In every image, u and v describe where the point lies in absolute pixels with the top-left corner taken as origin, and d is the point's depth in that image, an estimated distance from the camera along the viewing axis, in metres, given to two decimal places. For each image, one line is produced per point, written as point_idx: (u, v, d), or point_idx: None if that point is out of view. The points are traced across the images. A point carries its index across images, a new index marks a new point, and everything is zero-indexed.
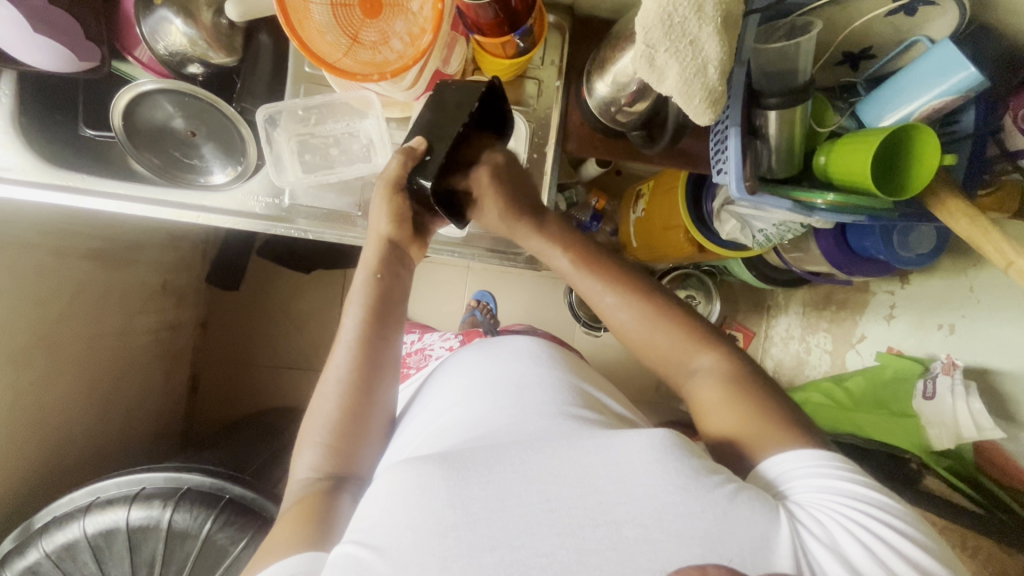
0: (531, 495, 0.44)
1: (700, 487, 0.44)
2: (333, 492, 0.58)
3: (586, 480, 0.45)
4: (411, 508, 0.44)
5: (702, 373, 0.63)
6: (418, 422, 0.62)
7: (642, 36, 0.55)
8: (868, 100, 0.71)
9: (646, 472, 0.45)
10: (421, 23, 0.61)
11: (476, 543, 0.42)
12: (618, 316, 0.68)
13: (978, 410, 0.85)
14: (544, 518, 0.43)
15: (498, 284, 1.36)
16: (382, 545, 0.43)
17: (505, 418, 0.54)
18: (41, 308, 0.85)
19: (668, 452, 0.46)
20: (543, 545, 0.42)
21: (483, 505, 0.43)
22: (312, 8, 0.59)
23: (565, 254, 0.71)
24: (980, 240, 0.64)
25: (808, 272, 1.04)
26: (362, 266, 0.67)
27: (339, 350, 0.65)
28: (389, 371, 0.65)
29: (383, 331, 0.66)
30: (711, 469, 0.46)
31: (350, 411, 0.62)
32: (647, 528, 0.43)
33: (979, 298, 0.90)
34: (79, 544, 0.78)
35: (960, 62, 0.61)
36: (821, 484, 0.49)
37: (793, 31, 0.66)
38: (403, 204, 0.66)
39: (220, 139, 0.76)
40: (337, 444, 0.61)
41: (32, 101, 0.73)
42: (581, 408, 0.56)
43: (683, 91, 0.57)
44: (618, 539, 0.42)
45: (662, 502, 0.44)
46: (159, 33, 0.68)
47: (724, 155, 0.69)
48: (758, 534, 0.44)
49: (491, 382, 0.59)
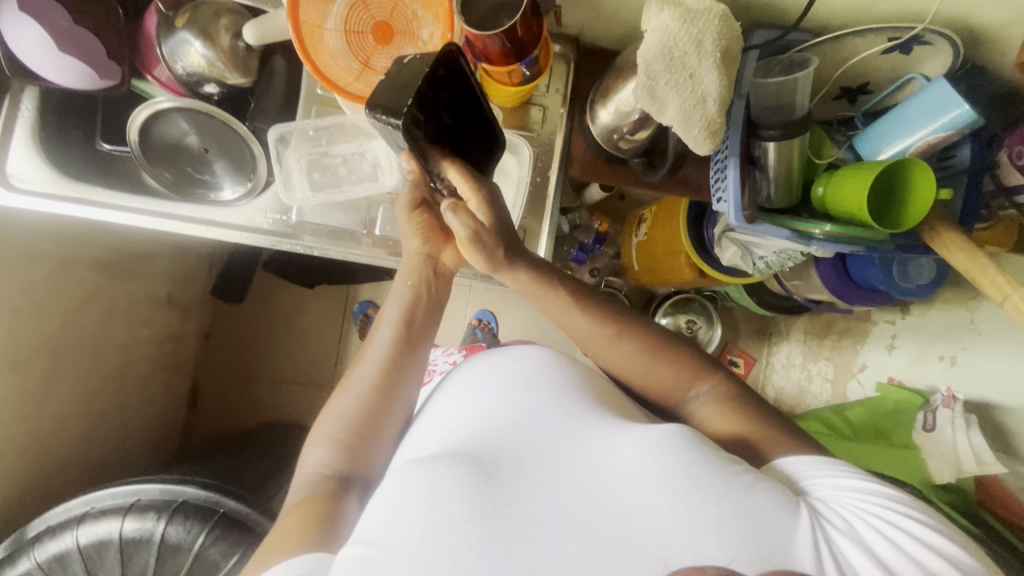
0: (543, 492, 0.46)
1: (713, 477, 0.45)
2: (339, 494, 0.57)
3: (597, 477, 0.47)
4: (418, 505, 0.46)
5: (702, 399, 0.63)
6: (425, 424, 0.61)
7: (642, 69, 0.56)
8: (862, 134, 0.73)
9: (657, 463, 0.47)
10: (431, 51, 0.63)
11: (486, 536, 0.43)
12: (619, 354, 0.66)
13: (979, 444, 0.84)
14: (553, 513, 0.45)
15: (501, 303, 1.37)
16: (389, 543, 0.44)
17: (523, 414, 0.54)
18: (47, 316, 0.86)
19: (680, 445, 0.48)
20: (555, 538, 0.43)
21: (492, 500, 0.45)
22: (326, 35, 0.62)
23: (555, 290, 0.67)
24: (976, 273, 0.64)
25: (808, 299, 1.05)
26: (400, 276, 0.68)
27: (372, 349, 0.66)
28: (414, 370, 0.66)
29: (419, 339, 0.67)
30: (731, 462, 0.48)
31: (376, 408, 0.62)
32: (660, 517, 0.44)
33: (980, 330, 0.90)
34: (70, 555, 0.78)
35: (955, 101, 0.62)
36: (828, 478, 0.50)
37: (791, 67, 0.68)
38: (427, 219, 0.67)
39: (232, 156, 0.78)
40: (351, 442, 0.61)
41: (53, 117, 0.75)
42: (596, 407, 0.56)
43: (682, 121, 0.59)
44: (630, 530, 0.43)
45: (672, 492, 0.45)
46: (178, 54, 0.70)
47: (723, 184, 0.70)
48: (769, 526, 0.44)
49: (498, 381, 0.60)
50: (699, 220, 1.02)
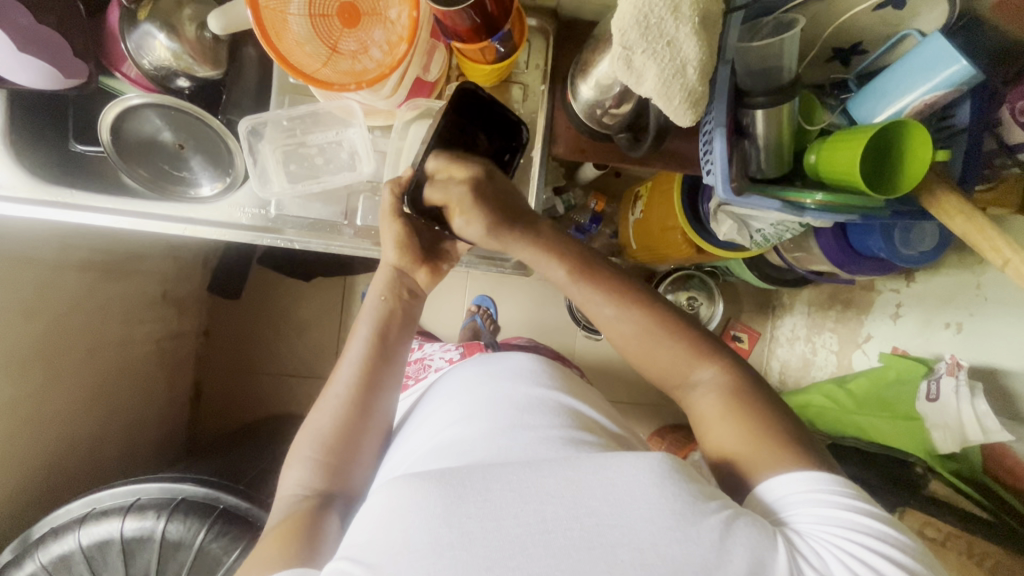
0: (527, 515, 0.43)
1: (697, 514, 0.43)
2: (320, 509, 0.58)
3: (581, 501, 0.43)
4: (405, 523, 0.43)
5: (705, 385, 0.61)
6: (415, 438, 0.62)
7: (617, 38, 0.54)
8: (857, 97, 0.70)
9: (644, 494, 0.44)
10: (399, 31, 0.61)
11: (472, 563, 0.41)
12: (620, 328, 0.64)
13: (983, 411, 0.82)
14: (539, 539, 0.42)
15: (499, 288, 1.36)
16: (375, 561, 0.42)
17: (504, 436, 0.53)
18: (39, 322, 0.86)
19: (666, 478, 0.45)
20: (537, 567, 0.41)
21: (479, 524, 0.42)
22: (290, 19, 0.60)
23: (560, 266, 0.65)
24: (976, 238, 0.62)
25: (810, 271, 1.03)
26: (372, 290, 0.70)
27: (345, 368, 0.66)
28: (391, 385, 0.67)
29: (389, 351, 0.68)
30: (708, 495, 0.45)
31: (349, 426, 0.63)
32: (644, 552, 0.41)
33: (987, 295, 0.88)
34: (74, 555, 0.79)
35: (951, 56, 0.59)
36: (810, 505, 0.49)
37: (778, 29, 0.65)
38: (405, 231, 0.69)
39: (208, 151, 0.76)
40: (328, 460, 0.61)
41: (24, 119, 0.74)
42: (581, 431, 0.55)
43: (662, 93, 0.56)
44: (614, 563, 0.41)
45: (659, 526, 0.42)
46: (144, 48, 0.68)
47: (711, 155, 0.67)
48: (756, 558, 0.43)
49: (488, 402, 0.59)
50: (694, 193, 0.99)
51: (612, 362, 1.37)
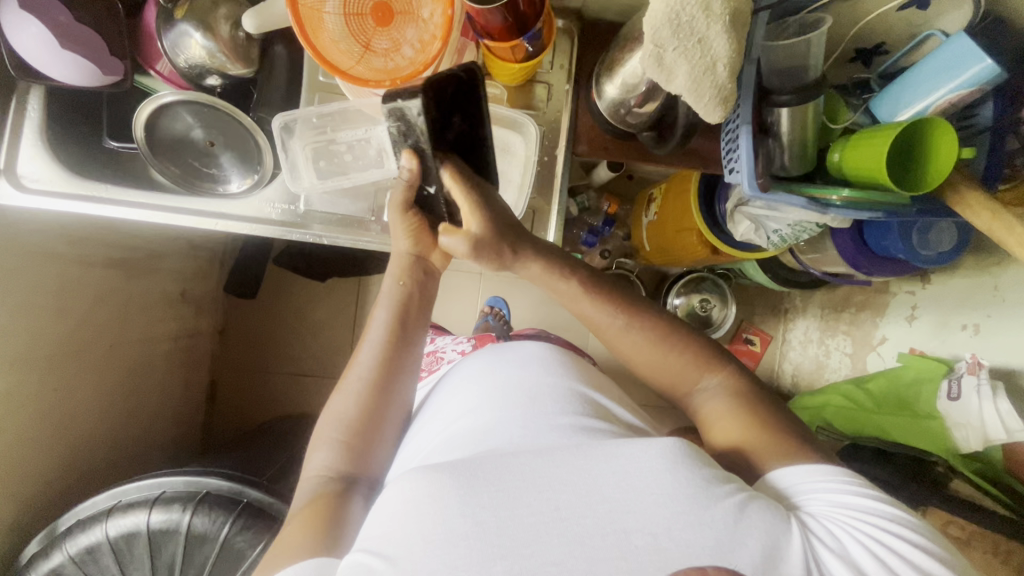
0: (542, 503, 0.44)
1: (710, 498, 0.44)
2: (344, 495, 0.58)
3: (595, 489, 0.44)
4: (420, 516, 0.44)
5: (712, 391, 0.61)
6: (430, 425, 0.63)
7: (648, 36, 0.55)
8: (879, 96, 0.70)
9: (655, 481, 0.44)
10: (432, 30, 0.62)
11: (487, 551, 0.42)
12: (626, 343, 0.65)
13: (1005, 410, 0.80)
14: (554, 527, 0.43)
15: (513, 289, 1.36)
16: (392, 554, 0.43)
17: (518, 426, 0.54)
18: (65, 316, 0.87)
19: (679, 462, 0.46)
20: (553, 555, 0.41)
21: (494, 513, 0.43)
22: (325, 18, 0.61)
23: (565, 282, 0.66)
24: (1000, 232, 0.63)
25: (825, 273, 1.03)
26: (388, 274, 0.70)
27: (364, 349, 0.66)
28: (412, 369, 0.67)
29: (412, 335, 0.68)
30: (722, 479, 0.46)
31: (373, 408, 0.63)
32: (659, 538, 0.42)
33: (1005, 296, 0.87)
34: (101, 547, 0.79)
35: (976, 54, 0.60)
36: (827, 492, 0.49)
37: (802, 28, 0.65)
38: (419, 221, 0.69)
39: (238, 148, 0.77)
40: (350, 443, 0.61)
41: (59, 117, 0.76)
42: (591, 418, 0.55)
43: (692, 89, 0.57)
44: (628, 549, 0.42)
45: (672, 511, 0.43)
46: (179, 47, 0.70)
47: (735, 154, 0.68)
48: (770, 543, 0.43)
49: (500, 390, 0.59)
50: (710, 195, 0.99)
51: (625, 363, 1.37)
